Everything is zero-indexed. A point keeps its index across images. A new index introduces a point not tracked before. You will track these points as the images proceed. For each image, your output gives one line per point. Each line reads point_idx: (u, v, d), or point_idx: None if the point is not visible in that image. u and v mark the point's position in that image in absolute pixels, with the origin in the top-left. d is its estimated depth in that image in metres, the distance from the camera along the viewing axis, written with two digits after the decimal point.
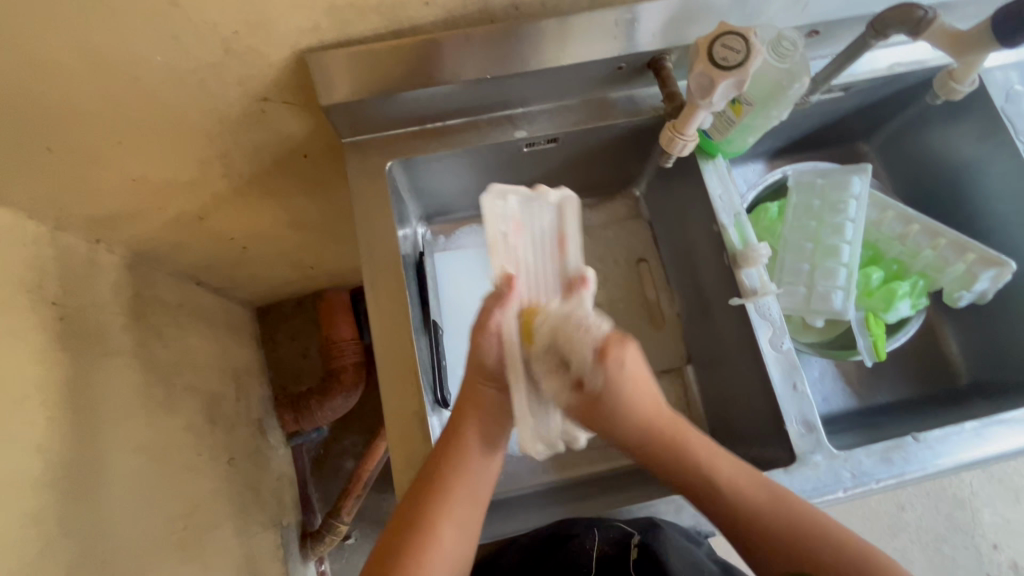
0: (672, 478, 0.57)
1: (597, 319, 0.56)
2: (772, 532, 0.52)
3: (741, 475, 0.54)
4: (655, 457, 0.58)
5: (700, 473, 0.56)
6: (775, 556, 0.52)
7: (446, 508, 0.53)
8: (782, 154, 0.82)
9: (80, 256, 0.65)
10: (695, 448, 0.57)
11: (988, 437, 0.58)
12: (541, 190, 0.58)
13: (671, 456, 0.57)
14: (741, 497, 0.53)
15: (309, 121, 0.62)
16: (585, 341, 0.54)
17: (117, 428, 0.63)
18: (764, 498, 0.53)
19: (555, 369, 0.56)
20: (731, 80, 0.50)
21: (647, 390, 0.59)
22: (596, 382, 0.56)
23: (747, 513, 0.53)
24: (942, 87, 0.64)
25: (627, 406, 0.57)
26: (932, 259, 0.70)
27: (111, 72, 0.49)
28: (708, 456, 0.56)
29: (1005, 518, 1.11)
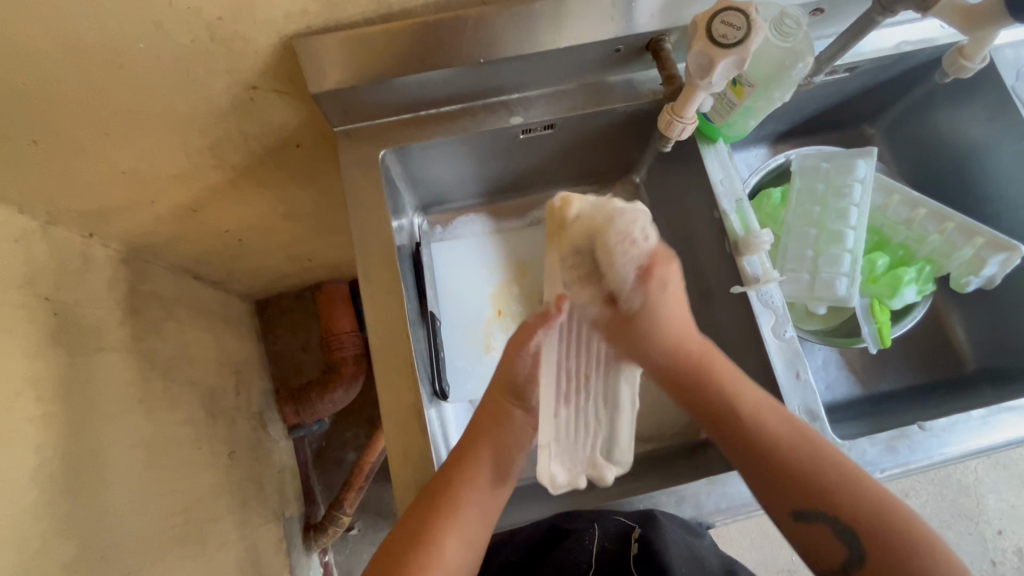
0: (701, 406, 0.56)
1: (645, 230, 0.46)
2: (791, 465, 0.51)
3: (766, 408, 0.54)
4: (687, 384, 0.56)
5: (724, 398, 0.55)
6: (791, 487, 0.51)
7: (452, 525, 0.52)
8: (785, 138, 0.80)
9: (73, 251, 0.64)
10: (719, 372, 0.56)
11: (996, 425, 0.57)
12: (612, 200, 0.45)
13: (698, 380, 0.56)
14: (765, 428, 0.53)
15: (300, 109, 0.61)
16: (627, 255, 0.45)
17: (114, 423, 0.63)
18: (785, 430, 0.53)
19: (586, 279, 0.48)
20: (731, 58, 0.49)
21: (683, 313, 0.54)
22: (633, 304, 0.49)
23: (772, 444, 0.52)
24: (951, 65, 0.62)
25: (660, 326, 0.53)
26: (938, 244, 0.69)
27: (95, 62, 0.48)
28: (733, 382, 0.55)
29: (1010, 504, 1.11)
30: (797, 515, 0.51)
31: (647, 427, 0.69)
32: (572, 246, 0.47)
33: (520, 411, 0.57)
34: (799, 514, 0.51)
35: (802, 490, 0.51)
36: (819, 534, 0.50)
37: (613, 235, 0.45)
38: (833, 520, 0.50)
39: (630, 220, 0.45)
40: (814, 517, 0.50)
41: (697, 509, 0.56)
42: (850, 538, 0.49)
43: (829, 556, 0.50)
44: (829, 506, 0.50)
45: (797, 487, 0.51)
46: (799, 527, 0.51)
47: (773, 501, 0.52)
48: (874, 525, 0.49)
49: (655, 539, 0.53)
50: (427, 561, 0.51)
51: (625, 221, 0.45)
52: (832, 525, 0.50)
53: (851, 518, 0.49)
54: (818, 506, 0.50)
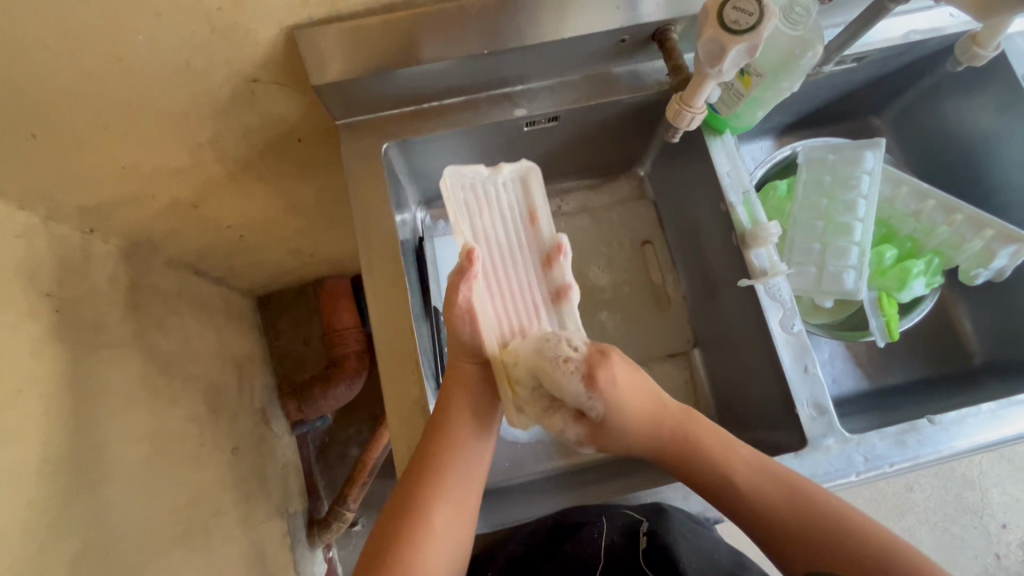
0: (692, 479, 0.55)
1: (573, 342, 0.52)
2: (792, 531, 0.51)
3: (757, 473, 0.53)
4: (673, 461, 0.56)
5: (715, 469, 0.54)
6: (794, 554, 0.51)
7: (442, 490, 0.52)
8: (790, 130, 0.79)
9: (73, 246, 0.64)
10: (705, 439, 0.55)
11: (1006, 418, 0.56)
12: (496, 169, 0.60)
13: (686, 459, 0.55)
14: (758, 497, 0.52)
15: (301, 102, 0.60)
16: (567, 373, 0.51)
17: (117, 419, 0.62)
18: (781, 494, 0.52)
19: (551, 407, 0.54)
20: (743, 45, 0.48)
21: (648, 397, 0.55)
22: (597, 410, 0.53)
23: (768, 512, 0.52)
24: (963, 53, 0.61)
25: (631, 418, 0.54)
26: (948, 236, 0.68)
27: (94, 53, 0.47)
28: (720, 449, 0.55)
29: (1014, 498, 1.10)
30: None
31: None
32: (473, 207, 0.58)
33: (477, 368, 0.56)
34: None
35: (806, 555, 0.51)
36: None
37: (548, 365, 0.51)
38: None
39: (556, 342, 0.51)
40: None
41: (703, 504, 0.58)
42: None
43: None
44: (835, 571, 0.50)
45: (801, 552, 0.51)
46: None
47: (785, 561, 0.52)
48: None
49: (665, 533, 0.53)
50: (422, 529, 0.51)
51: (555, 344, 0.51)
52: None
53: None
54: (825, 571, 0.50)
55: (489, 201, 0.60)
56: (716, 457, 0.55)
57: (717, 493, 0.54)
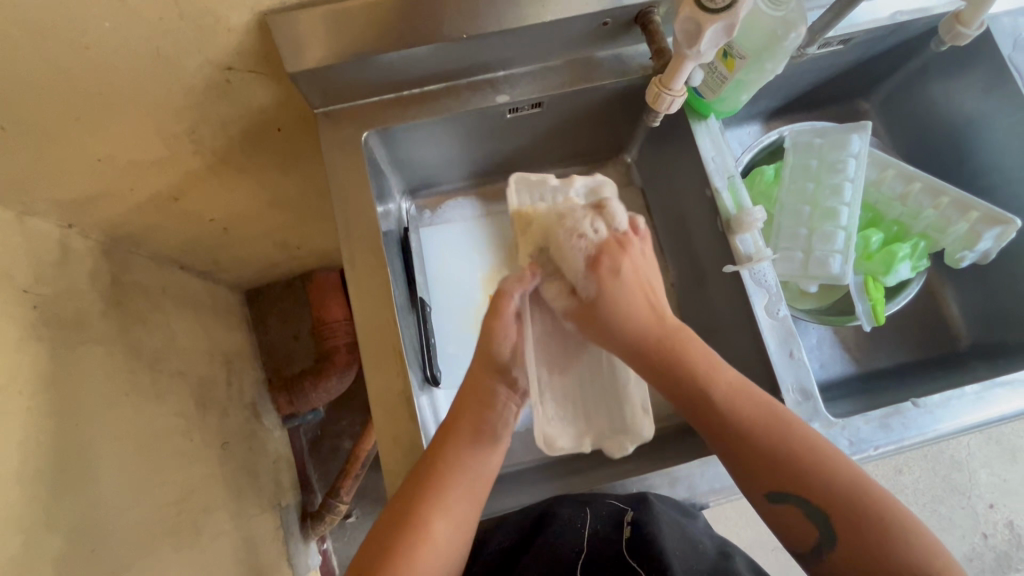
0: (667, 387, 0.53)
1: (594, 224, 0.53)
2: (762, 447, 0.50)
3: (740, 392, 0.52)
4: (657, 368, 0.53)
5: (698, 381, 0.52)
6: (761, 471, 0.50)
7: (441, 505, 0.51)
8: (778, 114, 0.79)
9: (50, 241, 0.62)
10: (694, 354, 0.53)
11: (990, 400, 0.57)
12: (570, 179, 0.59)
13: (669, 361, 0.52)
14: (737, 414, 0.51)
15: (278, 90, 0.59)
16: (576, 245, 0.52)
17: (102, 416, 0.62)
18: (761, 414, 0.51)
19: (551, 274, 0.54)
20: (720, 24, 0.47)
21: (645, 296, 0.54)
22: (590, 291, 0.52)
23: (744, 428, 0.51)
24: (947, 32, 0.61)
25: (630, 311, 0.52)
26: (933, 219, 0.68)
27: (61, 43, 0.46)
28: (708, 365, 0.52)
29: (1002, 478, 1.12)
30: (768, 496, 0.50)
31: None
32: (542, 204, 0.59)
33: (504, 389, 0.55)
34: (772, 496, 0.50)
35: (773, 473, 0.50)
36: (792, 514, 0.50)
37: (561, 229, 0.53)
38: (806, 500, 0.49)
39: (577, 218, 0.53)
40: (786, 497, 0.50)
41: (691, 489, 0.57)
42: (822, 518, 0.48)
43: (800, 534, 0.50)
44: (800, 486, 0.49)
45: (768, 469, 0.50)
46: (771, 507, 0.50)
47: (747, 479, 0.51)
48: (848, 509, 0.48)
49: (649, 521, 0.53)
50: (416, 545, 0.50)
51: (576, 217, 0.53)
52: (804, 506, 0.49)
53: (822, 499, 0.48)
54: (790, 486, 0.49)
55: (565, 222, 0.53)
56: (703, 369, 0.52)
57: (698, 406, 0.52)
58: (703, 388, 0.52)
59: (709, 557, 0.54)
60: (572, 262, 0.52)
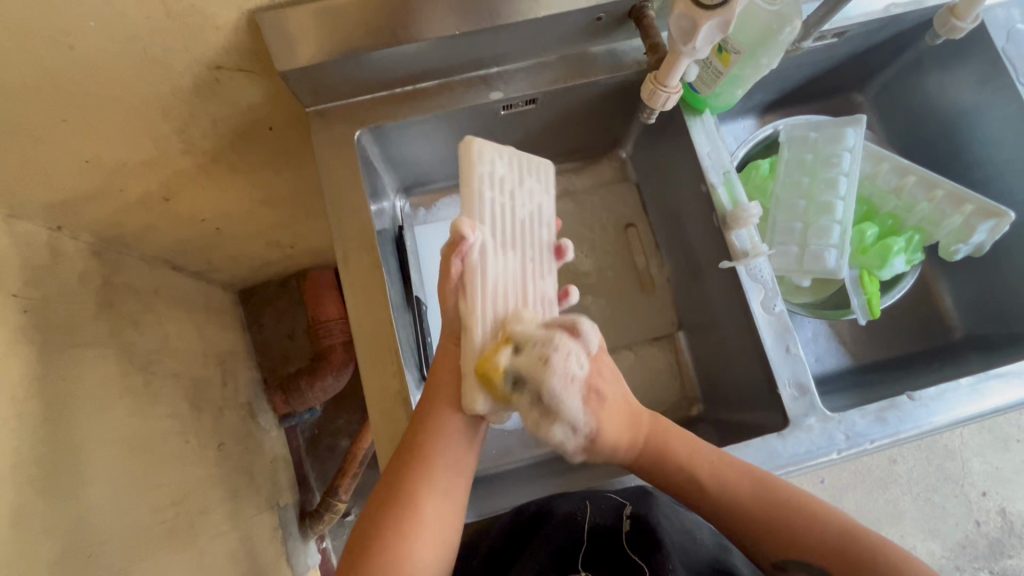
0: (656, 478, 0.55)
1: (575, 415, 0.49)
2: (757, 526, 0.51)
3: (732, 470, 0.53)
4: (644, 469, 0.55)
5: (689, 469, 0.54)
6: (771, 540, 0.51)
7: (428, 480, 0.50)
8: (773, 108, 0.78)
9: (41, 244, 0.62)
10: (682, 444, 0.55)
11: (985, 392, 0.57)
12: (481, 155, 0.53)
13: (657, 467, 0.55)
14: (727, 498, 0.52)
15: (269, 88, 0.58)
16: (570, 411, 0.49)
17: (94, 420, 0.61)
18: (752, 490, 0.52)
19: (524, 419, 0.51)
20: (715, 20, 0.47)
21: (625, 396, 0.54)
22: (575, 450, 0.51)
23: (736, 510, 0.52)
24: (942, 25, 0.63)
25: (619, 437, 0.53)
26: (928, 212, 0.69)
27: (45, 43, 0.45)
28: (694, 451, 0.54)
29: (994, 466, 1.13)
30: (777, 565, 0.51)
31: None
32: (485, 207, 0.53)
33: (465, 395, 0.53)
34: (781, 564, 0.51)
35: (775, 540, 0.51)
36: None
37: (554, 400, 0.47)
38: (812, 569, 0.50)
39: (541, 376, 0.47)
40: (794, 567, 0.51)
41: None
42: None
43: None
44: (806, 552, 0.50)
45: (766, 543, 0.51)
46: (783, 575, 0.51)
47: (755, 550, 0.52)
48: (851, 569, 0.49)
49: (648, 513, 0.54)
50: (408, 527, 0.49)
51: (551, 386, 0.47)
52: (812, 571, 0.50)
53: (827, 563, 0.49)
54: (795, 553, 0.50)
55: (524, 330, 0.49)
56: (688, 457, 0.54)
57: (687, 493, 0.54)
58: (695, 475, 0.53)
59: (707, 550, 0.54)
60: (574, 410, 0.49)
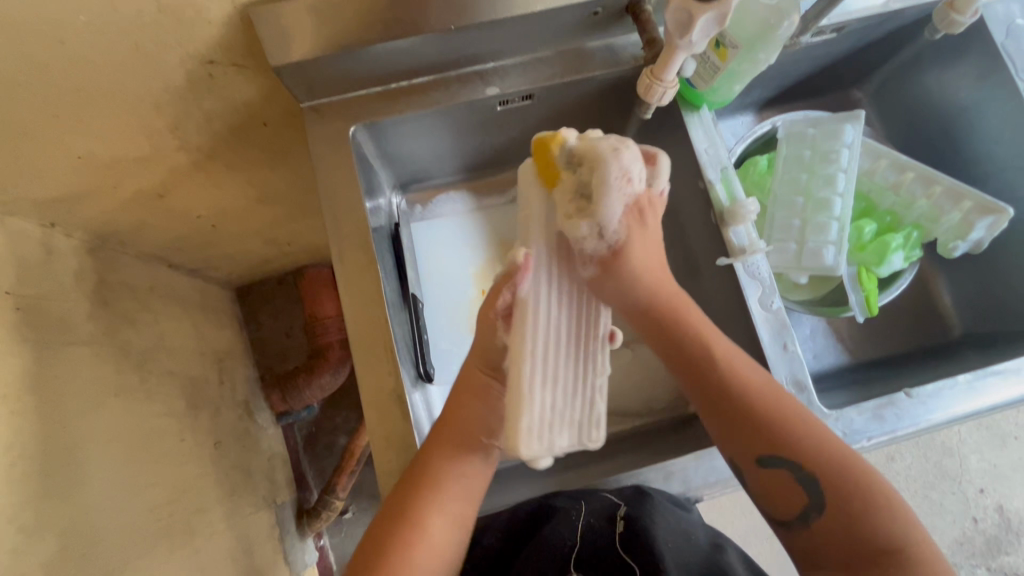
0: (666, 348, 0.54)
1: (635, 162, 0.49)
2: (757, 412, 0.51)
3: (741, 357, 0.53)
4: (657, 327, 0.54)
5: (698, 342, 0.53)
6: (761, 431, 0.50)
7: (438, 503, 0.51)
8: (771, 105, 0.78)
9: (33, 241, 0.61)
10: (695, 319, 0.54)
11: (982, 389, 0.57)
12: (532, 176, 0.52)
13: (673, 328, 0.53)
14: (737, 373, 0.52)
15: (263, 84, 0.58)
16: (620, 190, 0.49)
17: (89, 418, 0.60)
18: (759, 378, 0.52)
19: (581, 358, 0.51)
20: (711, 14, 0.46)
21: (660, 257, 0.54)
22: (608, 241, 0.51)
23: (741, 390, 0.51)
24: (942, 20, 0.62)
25: (626, 287, 0.52)
26: (926, 209, 0.68)
27: (36, 39, 0.45)
28: (705, 327, 0.54)
29: (992, 463, 1.13)
30: (760, 459, 0.50)
31: (633, 403, 0.70)
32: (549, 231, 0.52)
33: (488, 378, 0.54)
34: (764, 458, 0.50)
35: (766, 436, 0.50)
36: (782, 481, 0.50)
37: (607, 167, 0.48)
38: (795, 466, 0.49)
39: (611, 167, 0.48)
40: (778, 464, 0.50)
41: (685, 484, 0.56)
42: (811, 484, 0.49)
43: (792, 507, 0.50)
44: (791, 450, 0.50)
45: (760, 433, 0.50)
46: (763, 473, 0.50)
47: (741, 444, 0.51)
48: (837, 477, 0.48)
49: (642, 513, 0.54)
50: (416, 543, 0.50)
51: (616, 153, 0.48)
52: (794, 472, 0.49)
53: (812, 466, 0.49)
54: (780, 450, 0.50)
55: (597, 136, 0.50)
56: (700, 331, 0.53)
57: (693, 364, 0.53)
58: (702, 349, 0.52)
59: (702, 548, 0.54)
60: (611, 208, 0.49)
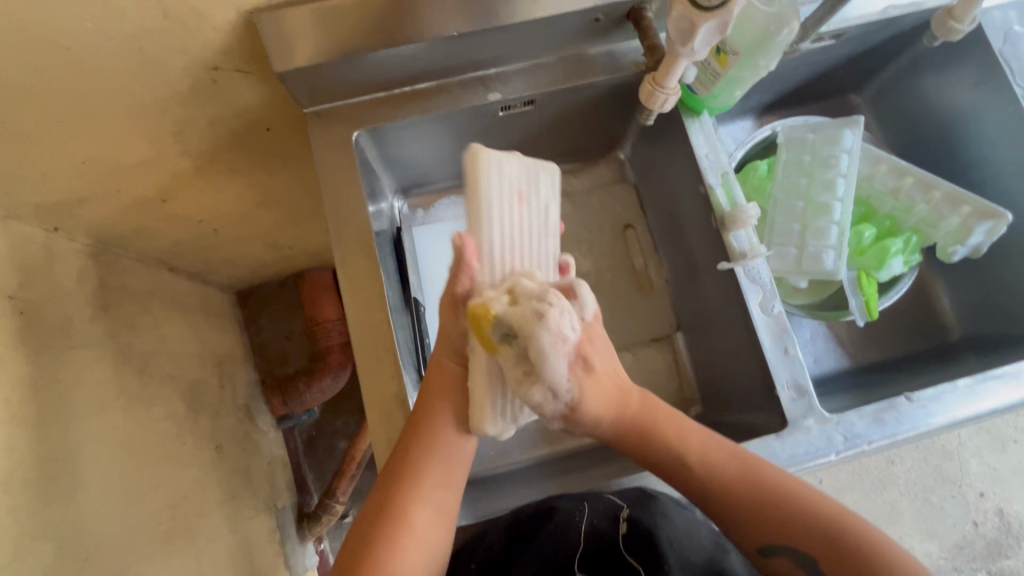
0: (646, 457, 0.56)
1: (571, 320, 0.46)
2: (746, 506, 0.52)
3: (718, 452, 0.54)
4: (631, 446, 0.56)
5: (672, 451, 0.55)
6: (753, 524, 0.52)
7: (419, 491, 0.51)
8: (770, 110, 0.78)
9: (37, 245, 0.61)
10: (666, 426, 0.55)
11: (982, 393, 0.57)
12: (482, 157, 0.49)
13: (647, 445, 0.55)
14: (716, 472, 0.53)
15: (266, 89, 0.58)
16: (558, 353, 0.46)
17: (91, 422, 0.60)
18: (737, 475, 0.53)
19: (524, 380, 0.47)
20: (714, 22, 0.47)
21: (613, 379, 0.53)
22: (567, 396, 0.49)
23: (723, 486, 0.53)
24: (940, 27, 0.63)
25: (597, 412, 0.52)
26: (925, 214, 0.69)
27: (42, 44, 0.45)
28: (677, 433, 0.55)
29: (992, 467, 1.13)
30: (761, 550, 0.52)
31: None
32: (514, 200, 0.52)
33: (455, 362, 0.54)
34: (764, 549, 0.52)
35: (759, 528, 0.52)
36: (787, 566, 0.51)
37: (540, 341, 0.45)
38: (794, 551, 0.51)
39: (553, 329, 0.45)
40: (777, 550, 0.51)
41: (687, 488, 0.58)
42: (813, 567, 0.50)
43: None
44: (787, 537, 0.51)
45: (752, 525, 0.52)
46: (765, 561, 0.52)
47: (739, 535, 0.53)
48: (837, 554, 0.50)
49: (646, 517, 0.54)
50: (402, 533, 0.50)
51: (550, 323, 0.45)
52: (795, 557, 0.51)
53: (808, 547, 0.50)
54: (777, 539, 0.51)
55: (523, 291, 0.47)
56: (672, 440, 0.55)
57: (672, 475, 0.55)
58: (678, 460, 0.54)
59: (704, 548, 0.54)
60: (557, 373, 0.46)
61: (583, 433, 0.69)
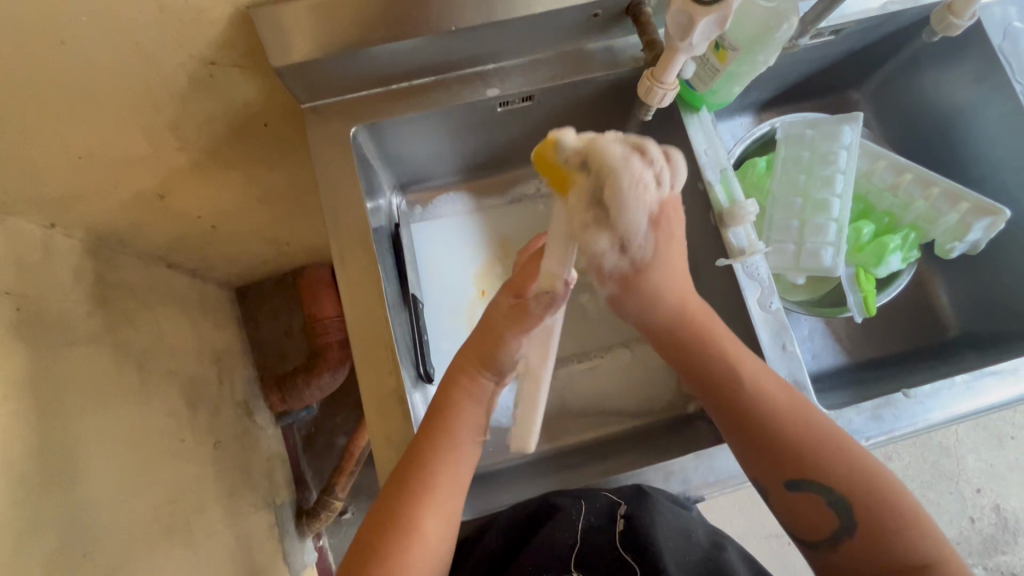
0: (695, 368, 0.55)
1: (656, 165, 0.46)
2: (784, 436, 0.51)
3: (765, 373, 0.54)
4: (680, 350, 0.56)
5: (724, 365, 0.54)
6: (791, 456, 0.51)
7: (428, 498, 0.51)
8: (770, 106, 0.78)
9: (34, 241, 0.61)
10: (721, 338, 0.55)
11: (980, 389, 0.57)
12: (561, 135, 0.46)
13: (698, 352, 0.55)
14: (764, 395, 0.53)
15: (264, 84, 0.58)
16: (640, 200, 0.45)
17: (89, 417, 0.60)
18: (784, 396, 0.53)
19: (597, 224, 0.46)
20: (712, 16, 0.46)
21: (684, 267, 0.54)
22: (645, 252, 0.50)
23: (768, 409, 0.52)
24: (940, 22, 0.63)
25: (658, 296, 0.53)
26: (924, 210, 0.69)
27: (38, 39, 0.45)
28: (731, 347, 0.55)
29: (989, 463, 1.14)
30: (789, 485, 0.51)
31: (633, 404, 0.70)
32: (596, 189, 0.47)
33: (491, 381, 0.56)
34: (795, 482, 0.51)
35: (798, 460, 0.51)
36: (813, 504, 0.51)
37: (623, 181, 0.43)
38: (827, 489, 0.50)
39: (637, 170, 0.44)
40: (807, 488, 0.51)
41: (685, 484, 0.57)
42: (845, 508, 0.50)
43: (824, 528, 0.50)
44: (823, 475, 0.50)
45: (787, 457, 0.51)
46: (793, 496, 0.51)
47: (768, 468, 0.52)
48: (869, 498, 0.49)
49: (644, 513, 0.54)
50: (408, 542, 0.50)
51: (637, 163, 0.44)
52: (826, 496, 0.50)
53: (843, 488, 0.50)
54: (812, 474, 0.51)
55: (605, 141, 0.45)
56: (727, 351, 0.54)
57: (722, 388, 0.54)
58: (729, 373, 0.54)
59: (702, 547, 0.54)
60: (632, 223, 0.46)
61: (583, 429, 0.69)
